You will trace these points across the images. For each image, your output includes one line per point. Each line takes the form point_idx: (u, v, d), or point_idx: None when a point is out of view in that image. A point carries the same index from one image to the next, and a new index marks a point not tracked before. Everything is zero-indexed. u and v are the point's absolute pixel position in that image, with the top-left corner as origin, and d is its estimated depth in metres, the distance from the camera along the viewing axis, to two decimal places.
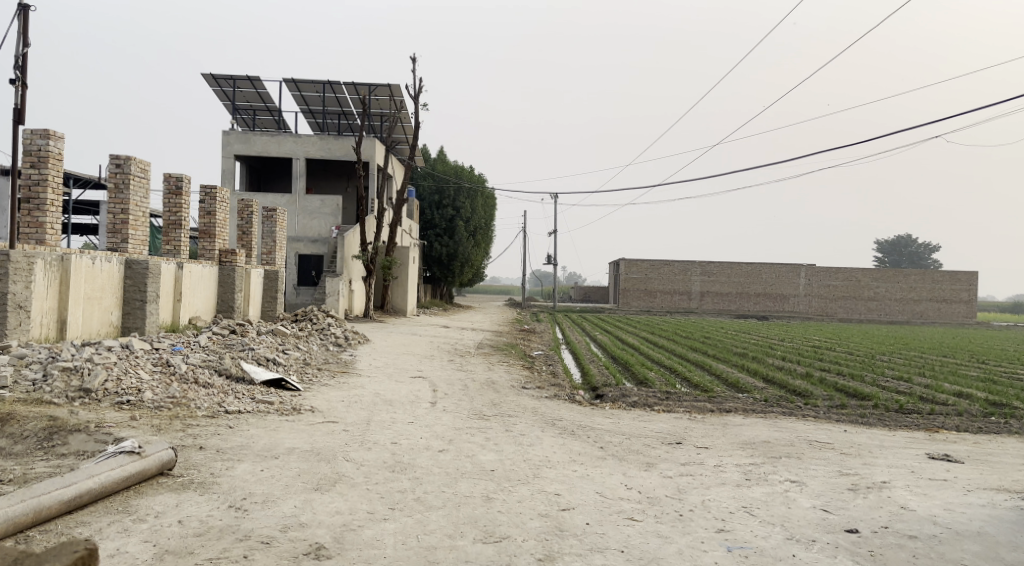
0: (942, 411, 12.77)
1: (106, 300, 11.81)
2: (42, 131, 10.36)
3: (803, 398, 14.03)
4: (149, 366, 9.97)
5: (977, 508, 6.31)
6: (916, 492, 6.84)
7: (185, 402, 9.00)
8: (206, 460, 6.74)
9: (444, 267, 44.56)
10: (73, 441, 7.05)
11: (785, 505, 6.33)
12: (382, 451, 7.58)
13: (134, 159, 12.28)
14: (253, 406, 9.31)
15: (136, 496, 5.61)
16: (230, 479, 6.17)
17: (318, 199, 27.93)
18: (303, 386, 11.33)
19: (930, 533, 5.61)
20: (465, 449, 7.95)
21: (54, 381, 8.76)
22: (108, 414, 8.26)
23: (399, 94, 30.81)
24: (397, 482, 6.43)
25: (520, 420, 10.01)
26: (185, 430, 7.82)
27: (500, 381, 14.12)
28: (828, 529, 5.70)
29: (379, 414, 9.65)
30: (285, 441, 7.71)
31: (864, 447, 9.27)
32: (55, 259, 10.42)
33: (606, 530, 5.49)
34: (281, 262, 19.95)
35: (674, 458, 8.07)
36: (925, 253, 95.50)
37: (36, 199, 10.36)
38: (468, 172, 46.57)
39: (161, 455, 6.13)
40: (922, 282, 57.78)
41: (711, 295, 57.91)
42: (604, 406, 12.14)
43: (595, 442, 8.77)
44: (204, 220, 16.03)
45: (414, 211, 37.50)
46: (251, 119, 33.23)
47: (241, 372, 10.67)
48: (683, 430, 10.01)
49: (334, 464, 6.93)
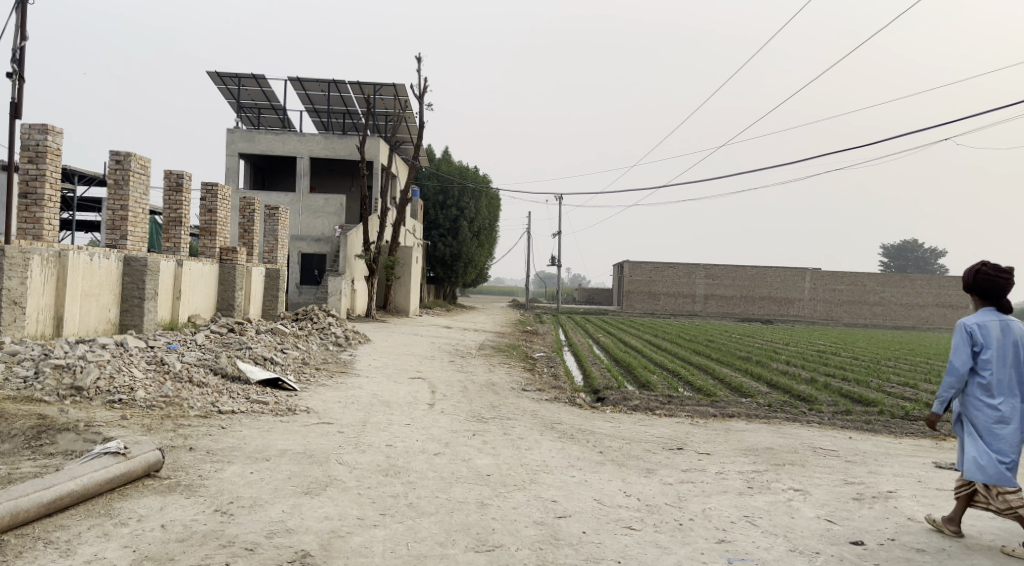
0: (950, 417, 12.62)
1: (104, 298, 11.68)
2: (40, 126, 10.20)
3: (807, 403, 13.86)
4: (143, 365, 9.84)
5: (987, 521, 6.11)
6: (923, 502, 6.66)
7: (178, 401, 8.86)
8: (195, 461, 6.59)
9: (448, 267, 44.62)
10: (62, 440, 6.92)
11: (788, 514, 6.16)
12: (376, 454, 7.42)
13: (134, 155, 12.14)
14: (247, 406, 9.16)
15: (121, 498, 5.47)
16: (218, 482, 6.01)
17: (321, 198, 27.84)
18: (301, 387, 11.17)
19: (938, 547, 5.41)
20: (462, 453, 7.78)
21: (45, 379, 8.62)
22: (99, 413, 8.11)
23: (403, 94, 30.72)
24: (390, 487, 6.27)
25: (519, 423, 9.84)
26: (176, 430, 7.65)
27: (501, 383, 13.95)
28: (832, 541, 5.52)
29: (376, 416, 9.47)
30: (278, 442, 7.55)
31: (869, 454, 9.10)
32: (53, 255, 10.31)
33: (603, 539, 5.32)
34: (282, 261, 19.81)
35: (675, 465, 7.90)
36: (932, 258, 94.96)
37: (34, 195, 10.22)
38: (473, 172, 46.52)
39: (149, 456, 5.98)
40: (929, 286, 57.41)
41: (715, 298, 57.78)
42: (604, 410, 11.98)
43: (595, 447, 8.59)
44: (205, 218, 15.89)
45: (417, 211, 37.36)
46: (256, 117, 33.16)
47: (237, 372, 10.50)
48: (685, 435, 9.80)
49: (327, 467, 6.76)
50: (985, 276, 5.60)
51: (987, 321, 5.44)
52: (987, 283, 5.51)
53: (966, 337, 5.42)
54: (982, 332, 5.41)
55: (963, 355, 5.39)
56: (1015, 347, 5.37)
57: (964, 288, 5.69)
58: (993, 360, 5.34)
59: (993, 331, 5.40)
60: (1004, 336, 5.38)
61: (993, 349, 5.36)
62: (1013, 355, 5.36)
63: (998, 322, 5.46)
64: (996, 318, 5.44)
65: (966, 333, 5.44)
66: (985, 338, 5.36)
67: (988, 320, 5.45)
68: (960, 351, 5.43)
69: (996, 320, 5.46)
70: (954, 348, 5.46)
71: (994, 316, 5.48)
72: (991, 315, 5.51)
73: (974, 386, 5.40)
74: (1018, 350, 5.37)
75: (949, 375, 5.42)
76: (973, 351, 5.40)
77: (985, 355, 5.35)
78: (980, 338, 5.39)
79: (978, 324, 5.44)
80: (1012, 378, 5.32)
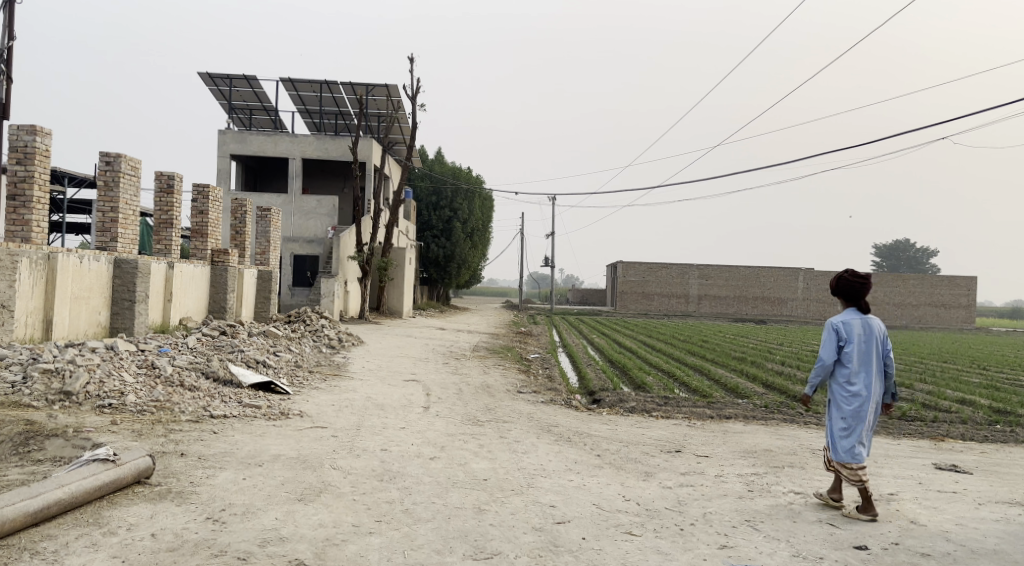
0: (947, 418, 12.56)
1: (94, 300, 11.52)
2: (28, 127, 10.05)
3: (803, 404, 13.79)
4: (134, 368, 9.69)
5: (989, 523, 6.06)
6: (925, 505, 6.60)
7: (169, 406, 8.72)
8: (187, 467, 6.46)
9: (441, 269, 44.45)
10: (50, 446, 6.78)
11: (790, 519, 6.08)
12: (371, 459, 7.30)
13: (125, 156, 12.00)
14: (240, 410, 9.02)
15: (110, 507, 5.34)
16: (210, 489, 5.89)
17: (314, 199, 27.67)
18: (294, 390, 11.04)
19: (943, 551, 5.34)
20: (458, 456, 7.69)
21: (34, 384, 8.47)
22: (89, 418, 7.98)
23: (396, 95, 30.60)
24: (385, 493, 6.16)
25: (515, 426, 9.73)
26: (167, 436, 7.51)
27: (496, 385, 13.84)
28: (836, 546, 5.43)
29: (370, 420, 9.35)
30: (271, 447, 7.43)
31: (868, 456, 9.06)
32: (42, 258, 10.16)
33: (604, 546, 5.22)
34: (275, 262, 19.65)
35: (674, 468, 7.81)
36: (924, 259, 95.51)
37: (22, 197, 10.05)
38: (466, 173, 46.48)
39: (138, 462, 5.85)
40: (922, 287, 57.60)
41: (709, 298, 57.86)
42: (601, 412, 11.90)
43: (592, 450, 8.50)
44: (197, 219, 15.72)
45: (410, 212, 37.27)
46: (248, 118, 32.96)
47: (229, 375, 10.34)
48: (683, 437, 9.72)
49: (320, 472, 6.65)
50: (852, 279, 6.35)
51: (851, 319, 6.20)
52: (849, 287, 6.31)
53: (833, 332, 6.18)
54: (847, 329, 6.17)
55: (830, 349, 6.17)
56: (874, 344, 6.16)
57: (837, 283, 6.38)
58: (855, 355, 6.12)
59: (856, 328, 6.18)
60: (866, 334, 6.17)
61: (855, 344, 6.14)
62: (872, 350, 6.15)
63: (861, 320, 6.25)
64: (860, 318, 6.22)
65: (834, 329, 6.20)
66: (848, 334, 6.12)
67: (852, 319, 6.22)
68: (828, 345, 6.19)
69: (860, 319, 6.24)
70: (824, 342, 6.22)
71: (858, 316, 6.26)
72: (855, 315, 6.30)
73: (838, 375, 6.19)
74: (876, 345, 6.16)
75: (820, 365, 6.19)
76: (839, 345, 6.17)
77: (849, 349, 6.13)
78: (844, 333, 6.16)
79: (844, 322, 6.21)
80: (869, 369, 6.12)
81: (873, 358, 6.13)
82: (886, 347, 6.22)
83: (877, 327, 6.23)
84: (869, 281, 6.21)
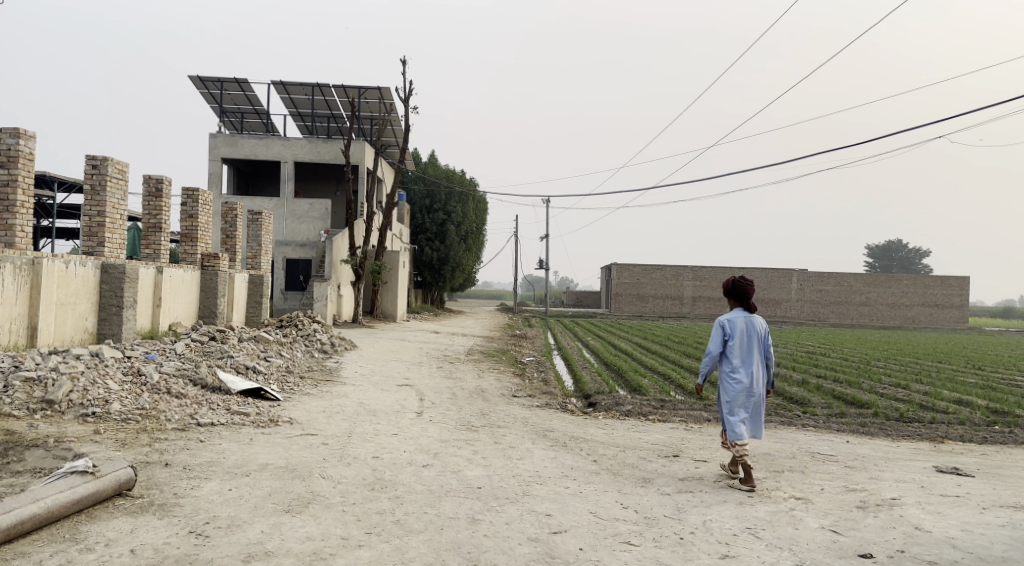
0: (945, 419, 12.45)
1: (81, 306, 11.30)
2: (12, 130, 9.82)
3: (799, 406, 13.65)
4: (119, 376, 9.46)
5: (997, 529, 5.89)
6: (929, 510, 6.45)
7: (155, 414, 8.51)
8: (171, 478, 6.26)
9: (435, 272, 44.22)
10: (30, 457, 6.57)
11: (792, 525, 5.92)
12: (362, 467, 7.12)
13: (112, 160, 11.80)
14: (227, 417, 8.81)
15: (88, 521, 5.14)
16: (194, 501, 5.69)
17: (307, 202, 27.45)
18: (283, 396, 10.83)
19: (950, 558, 5.19)
20: (451, 464, 7.50)
21: (16, 392, 8.25)
22: (71, 428, 7.76)
23: (389, 97, 30.37)
24: (376, 503, 5.97)
25: (510, 431, 9.56)
26: (152, 445, 7.31)
27: (490, 389, 13.67)
28: (840, 554, 5.28)
29: (362, 426, 9.17)
30: (259, 456, 7.23)
31: (868, 459, 8.91)
32: (26, 263, 9.96)
33: (601, 557, 5.05)
34: (266, 265, 19.34)
35: (672, 473, 7.65)
36: (916, 260, 95.87)
37: (6, 200, 9.78)
38: (459, 176, 46.33)
39: (119, 475, 5.65)
40: (914, 287, 57.74)
41: (703, 299, 57.80)
42: (597, 416, 11.74)
43: (588, 455, 8.34)
44: (187, 223, 15.48)
45: (404, 215, 37.04)
46: (239, 121, 32.75)
47: (218, 382, 10.12)
48: (680, 441, 9.57)
49: (309, 482, 6.46)
50: (736, 285, 7.23)
51: (735, 317, 7.05)
52: (736, 289, 7.14)
53: (719, 328, 7.02)
54: (732, 324, 7.03)
55: (717, 342, 7.01)
56: (753, 336, 7.03)
57: (724, 287, 7.26)
58: (738, 347, 6.97)
59: (739, 323, 7.03)
60: (747, 328, 7.03)
61: (737, 337, 7.00)
62: (753, 342, 7.00)
63: (745, 318, 7.10)
64: (743, 316, 7.06)
65: (720, 326, 7.05)
66: (732, 328, 6.98)
67: (737, 316, 7.07)
68: (715, 340, 7.04)
69: (744, 317, 7.10)
70: (711, 337, 7.06)
71: (743, 314, 7.12)
72: (740, 314, 7.15)
73: (724, 366, 7.00)
74: (756, 339, 7.02)
75: (709, 357, 7.01)
76: (724, 339, 7.02)
77: (732, 342, 6.97)
78: (729, 329, 7.00)
79: (729, 319, 7.05)
80: (751, 358, 6.95)
81: (754, 350, 6.97)
82: (766, 340, 7.08)
83: (758, 324, 7.09)
84: (752, 285, 7.11)
